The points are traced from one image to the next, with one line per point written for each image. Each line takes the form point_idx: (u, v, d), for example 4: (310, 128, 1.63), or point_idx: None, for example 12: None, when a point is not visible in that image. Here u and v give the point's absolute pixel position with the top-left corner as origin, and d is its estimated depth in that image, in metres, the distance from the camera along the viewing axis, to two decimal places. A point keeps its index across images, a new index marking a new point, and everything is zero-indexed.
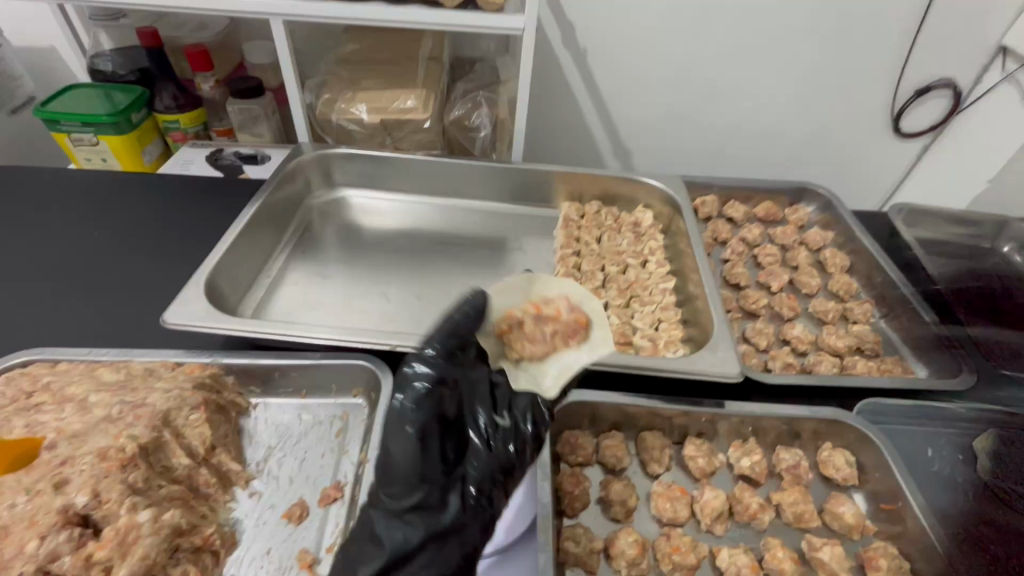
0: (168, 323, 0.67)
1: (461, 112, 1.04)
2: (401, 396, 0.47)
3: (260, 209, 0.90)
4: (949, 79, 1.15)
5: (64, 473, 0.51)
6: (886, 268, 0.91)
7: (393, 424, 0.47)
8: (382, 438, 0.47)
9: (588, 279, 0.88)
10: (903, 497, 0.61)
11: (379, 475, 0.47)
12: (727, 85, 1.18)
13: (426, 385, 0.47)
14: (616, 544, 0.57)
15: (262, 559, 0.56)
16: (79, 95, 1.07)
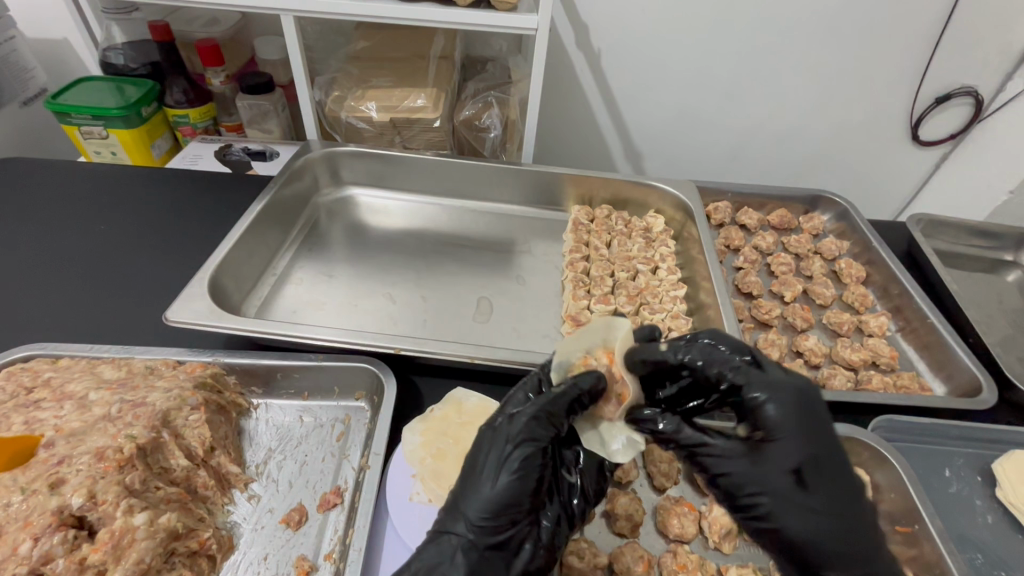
0: (171, 321, 0.67)
1: (471, 112, 1.01)
2: (520, 431, 0.48)
3: (267, 206, 0.89)
4: (970, 88, 1.12)
5: (61, 473, 0.50)
6: (903, 280, 0.88)
7: (503, 453, 0.48)
8: (488, 461, 0.48)
9: (597, 285, 0.86)
10: (921, 520, 0.58)
11: (471, 496, 0.47)
12: (742, 90, 1.16)
13: (542, 429, 0.49)
14: (621, 560, 0.55)
15: (259, 564, 0.55)
16: (90, 88, 1.07)
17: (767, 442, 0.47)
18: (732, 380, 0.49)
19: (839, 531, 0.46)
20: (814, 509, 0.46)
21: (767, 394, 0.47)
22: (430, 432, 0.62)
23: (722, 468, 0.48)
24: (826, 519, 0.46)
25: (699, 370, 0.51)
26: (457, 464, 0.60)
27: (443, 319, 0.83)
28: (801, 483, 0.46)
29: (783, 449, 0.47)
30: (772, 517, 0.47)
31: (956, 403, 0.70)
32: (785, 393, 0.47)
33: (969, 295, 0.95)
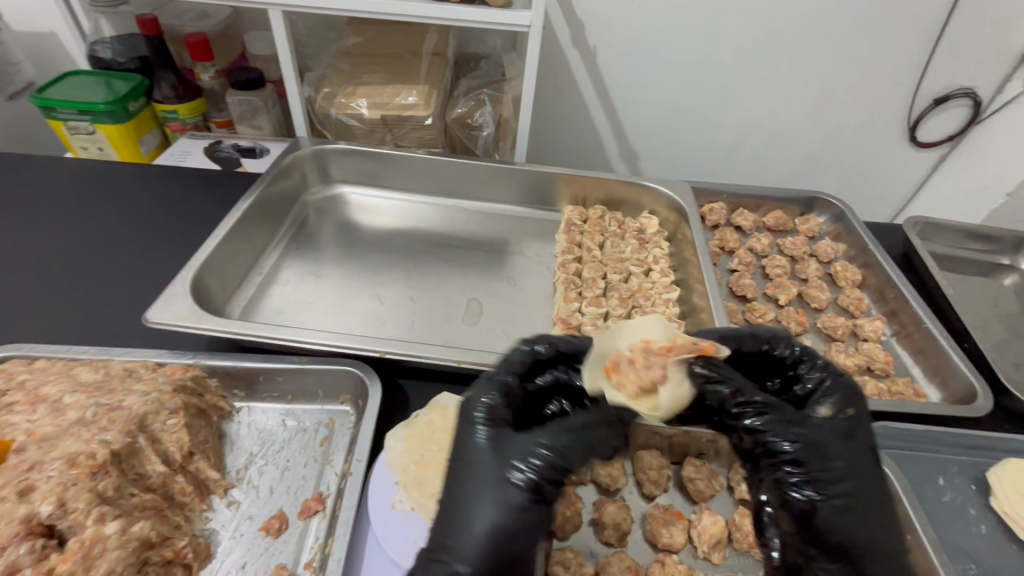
0: (151, 322, 0.65)
1: (463, 110, 0.99)
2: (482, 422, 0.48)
3: (253, 204, 0.87)
4: (969, 88, 1.11)
5: (31, 480, 0.49)
6: (899, 284, 0.87)
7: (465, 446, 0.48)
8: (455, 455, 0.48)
9: (589, 287, 0.85)
10: (914, 530, 0.57)
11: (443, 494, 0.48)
12: (739, 89, 1.14)
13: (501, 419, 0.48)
14: (607, 570, 0.54)
15: (237, 573, 0.54)
16: (76, 83, 1.05)
17: (841, 422, 0.47)
18: (807, 372, 0.52)
19: (880, 520, 0.45)
20: (870, 493, 0.46)
21: (839, 387, 0.50)
22: (414, 437, 0.61)
23: (798, 439, 0.46)
24: (874, 505, 0.46)
25: (794, 358, 0.52)
26: (440, 471, 0.58)
27: (431, 321, 0.82)
28: (866, 467, 0.46)
29: (850, 434, 0.47)
30: (829, 489, 0.45)
31: (951, 410, 0.68)
32: (853, 392, 0.50)
33: (964, 299, 0.94)
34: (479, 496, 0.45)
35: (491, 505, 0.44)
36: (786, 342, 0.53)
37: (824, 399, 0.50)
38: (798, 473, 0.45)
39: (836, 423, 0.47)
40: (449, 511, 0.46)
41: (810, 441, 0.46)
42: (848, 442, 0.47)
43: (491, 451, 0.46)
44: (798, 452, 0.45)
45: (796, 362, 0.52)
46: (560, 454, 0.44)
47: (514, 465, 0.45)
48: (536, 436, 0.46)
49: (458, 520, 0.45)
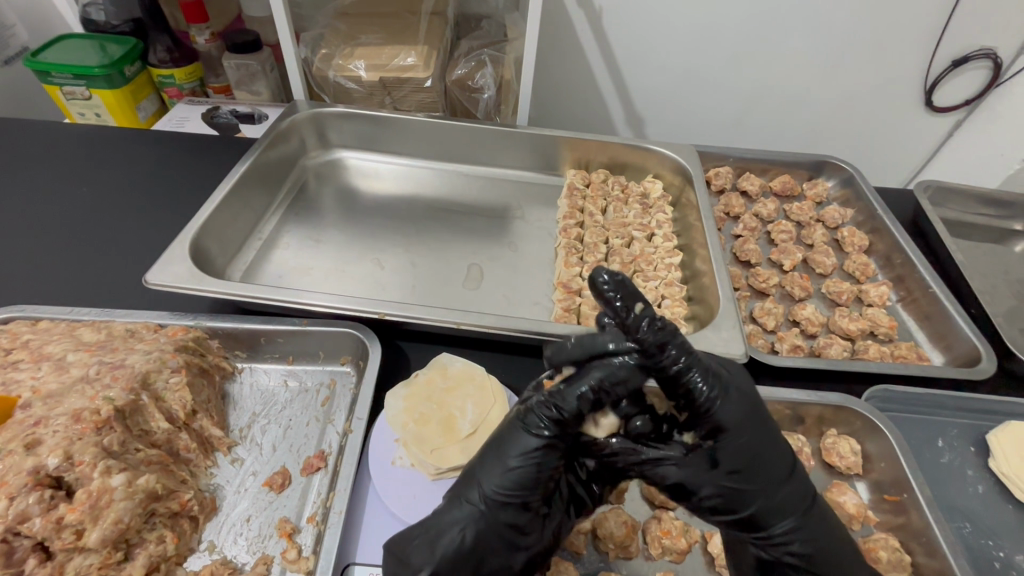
0: (151, 284, 0.65)
1: (464, 71, 0.96)
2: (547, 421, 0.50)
3: (252, 166, 0.86)
4: (989, 50, 1.06)
5: (37, 434, 0.50)
6: (907, 249, 0.85)
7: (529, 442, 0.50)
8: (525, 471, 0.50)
9: (590, 252, 0.84)
10: (910, 489, 0.57)
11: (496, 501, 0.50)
12: (748, 51, 1.11)
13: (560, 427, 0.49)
14: (604, 525, 0.55)
15: (242, 526, 0.55)
16: (70, 46, 1.03)
17: (738, 413, 0.45)
18: (689, 369, 0.44)
19: (771, 462, 0.46)
20: (783, 486, 0.46)
21: (711, 371, 0.44)
22: (414, 397, 0.61)
23: (687, 466, 0.46)
24: (790, 493, 0.46)
25: (645, 346, 0.43)
26: (440, 430, 0.58)
27: (431, 286, 0.81)
28: (774, 456, 0.46)
29: (740, 429, 0.45)
30: (738, 505, 0.46)
31: (952, 373, 0.68)
32: (731, 386, 0.45)
33: (974, 265, 0.92)
34: (468, 523, 0.46)
35: (489, 530, 0.45)
36: (633, 301, 0.42)
37: (714, 398, 0.44)
38: (707, 500, 0.46)
39: (726, 427, 0.45)
40: (432, 544, 0.45)
41: (710, 456, 0.45)
42: (748, 441, 0.45)
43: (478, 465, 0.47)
44: (690, 478, 0.46)
45: (656, 352, 0.43)
46: (549, 459, 0.46)
47: (508, 485, 0.46)
48: (523, 445, 0.46)
49: (457, 549, 0.45)
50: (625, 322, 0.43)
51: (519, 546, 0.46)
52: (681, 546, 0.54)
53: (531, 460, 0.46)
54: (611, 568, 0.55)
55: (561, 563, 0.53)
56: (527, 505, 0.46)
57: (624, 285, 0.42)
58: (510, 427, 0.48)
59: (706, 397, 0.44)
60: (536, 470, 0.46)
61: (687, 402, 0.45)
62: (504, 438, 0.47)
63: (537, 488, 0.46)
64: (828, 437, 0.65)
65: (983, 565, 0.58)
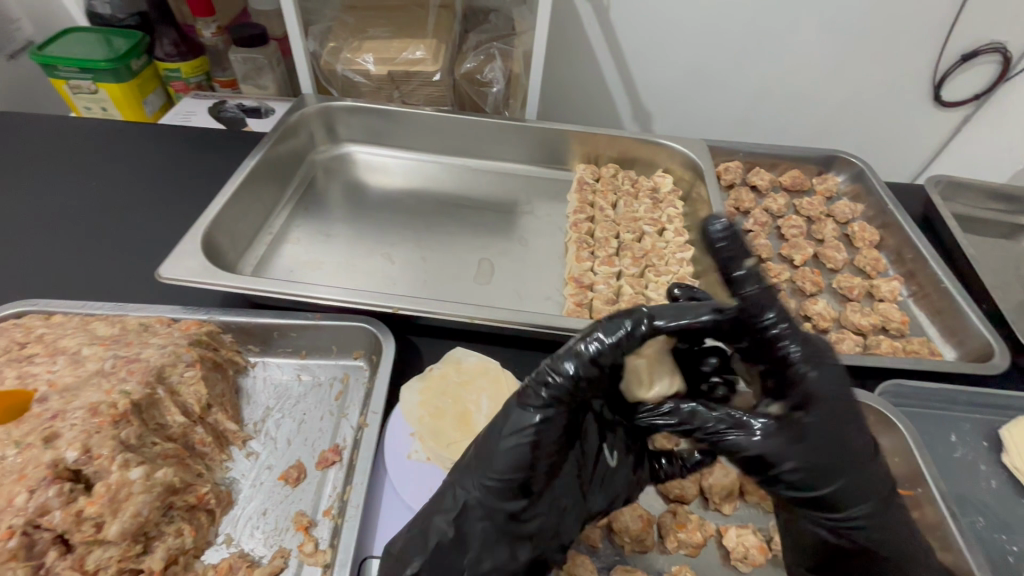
0: (163, 278, 0.65)
1: (472, 65, 0.96)
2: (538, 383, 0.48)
3: (261, 161, 0.86)
4: (999, 44, 1.05)
5: (55, 427, 0.50)
6: (918, 244, 0.85)
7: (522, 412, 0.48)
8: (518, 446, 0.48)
9: (601, 246, 0.84)
10: (924, 483, 0.58)
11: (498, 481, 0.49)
12: (757, 45, 1.10)
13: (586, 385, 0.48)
14: (620, 519, 0.55)
15: (258, 520, 0.56)
16: (75, 40, 1.03)
17: (831, 384, 0.44)
18: (785, 336, 0.44)
19: (857, 442, 0.45)
20: (864, 467, 0.45)
21: (807, 341, 0.45)
22: (429, 390, 0.61)
23: (771, 441, 0.43)
24: (871, 474, 0.45)
25: (748, 300, 0.45)
26: (455, 424, 0.59)
27: (442, 280, 0.81)
28: (857, 434, 0.45)
29: (830, 403, 0.44)
30: (822, 483, 0.44)
31: (966, 368, 0.68)
32: (828, 359, 0.45)
33: (985, 260, 0.91)
34: (473, 507, 0.46)
35: (486, 518, 0.45)
36: (742, 258, 0.46)
37: (805, 365, 0.44)
38: (786, 476, 0.43)
39: (813, 399, 0.44)
40: (424, 539, 0.47)
41: (797, 429, 0.43)
42: (829, 416, 0.44)
43: (481, 448, 0.47)
44: (774, 450, 0.43)
45: (756, 312, 0.45)
46: (546, 436, 0.45)
47: (505, 467, 0.45)
48: (522, 422, 0.45)
49: (449, 540, 0.46)
50: (728, 276, 0.46)
51: (519, 536, 0.46)
52: (696, 540, 0.55)
53: (528, 439, 0.45)
54: (626, 561, 0.55)
55: (578, 555, 0.53)
56: (526, 487, 0.45)
57: (736, 235, 0.46)
58: (509, 406, 0.46)
59: (797, 364, 0.44)
60: (534, 448, 0.45)
61: (779, 368, 0.45)
62: (501, 416, 0.46)
63: (534, 467, 0.45)
64: None
65: (996, 559, 0.58)
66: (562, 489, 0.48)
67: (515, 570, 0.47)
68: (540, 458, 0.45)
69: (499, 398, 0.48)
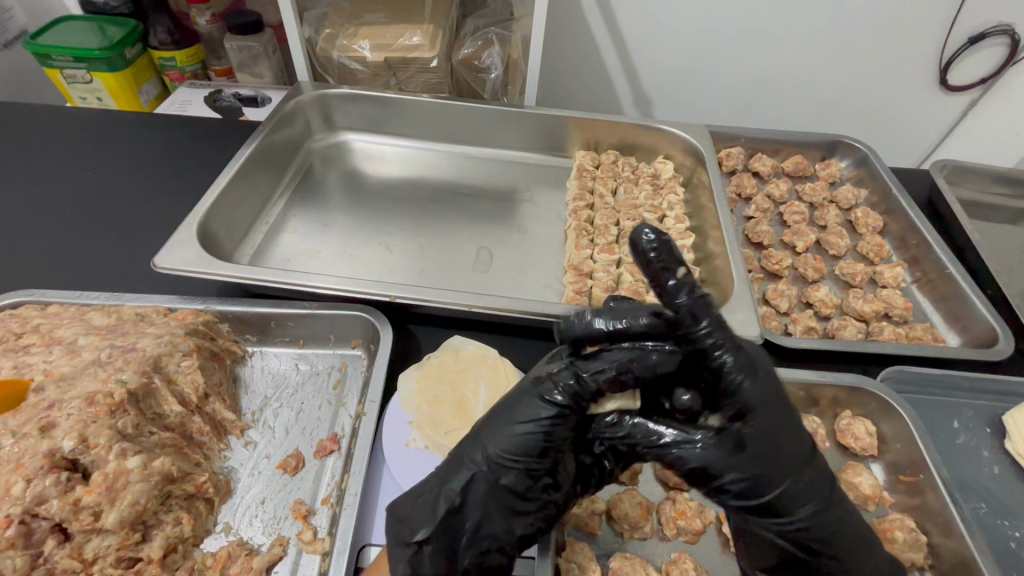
0: (158, 268, 0.65)
1: (470, 50, 0.94)
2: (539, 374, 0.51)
3: (257, 149, 0.85)
4: (1007, 26, 1.03)
5: (52, 417, 0.49)
6: (923, 230, 0.84)
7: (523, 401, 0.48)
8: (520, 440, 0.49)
9: (601, 234, 0.83)
10: (926, 470, 0.57)
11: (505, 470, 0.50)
12: (760, 29, 1.08)
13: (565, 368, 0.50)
14: (619, 506, 0.54)
15: (257, 508, 0.56)
16: (69, 28, 1.01)
17: (770, 392, 0.45)
18: (719, 346, 0.45)
19: (795, 449, 0.45)
20: (806, 467, 0.46)
21: (742, 351, 0.45)
22: (427, 378, 0.61)
23: (712, 449, 0.44)
24: (812, 477, 0.46)
25: (680, 310, 0.46)
26: (453, 412, 0.59)
27: (440, 269, 0.81)
28: (797, 441, 0.45)
29: (766, 413, 0.45)
30: (766, 488, 0.45)
31: (970, 355, 0.67)
32: (763, 370, 0.46)
33: (991, 244, 0.90)
34: (477, 481, 0.46)
35: (488, 490, 0.46)
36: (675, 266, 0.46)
37: (738, 375, 0.45)
38: (731, 486, 0.45)
39: (750, 407, 0.45)
40: (432, 505, 0.46)
41: (735, 440, 0.45)
42: (768, 425, 0.44)
43: (488, 426, 0.47)
44: (714, 461, 0.44)
45: (689, 321, 0.45)
46: (556, 428, 0.46)
47: (514, 448, 0.46)
48: (534, 408, 0.46)
49: (454, 507, 0.45)
50: (660, 284, 0.46)
51: (520, 512, 0.46)
52: (695, 527, 0.54)
53: (540, 426, 0.46)
54: (625, 548, 0.55)
55: (577, 543, 0.53)
56: (532, 473, 0.46)
57: (665, 244, 0.45)
58: (521, 392, 0.48)
59: (730, 374, 0.45)
60: (545, 437, 0.46)
61: (714, 379, 0.46)
62: (515, 401, 0.48)
63: (543, 457, 0.46)
64: (843, 418, 0.64)
65: (998, 544, 0.58)
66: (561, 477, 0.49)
67: (511, 546, 0.46)
68: (550, 447, 0.46)
69: (513, 385, 0.49)
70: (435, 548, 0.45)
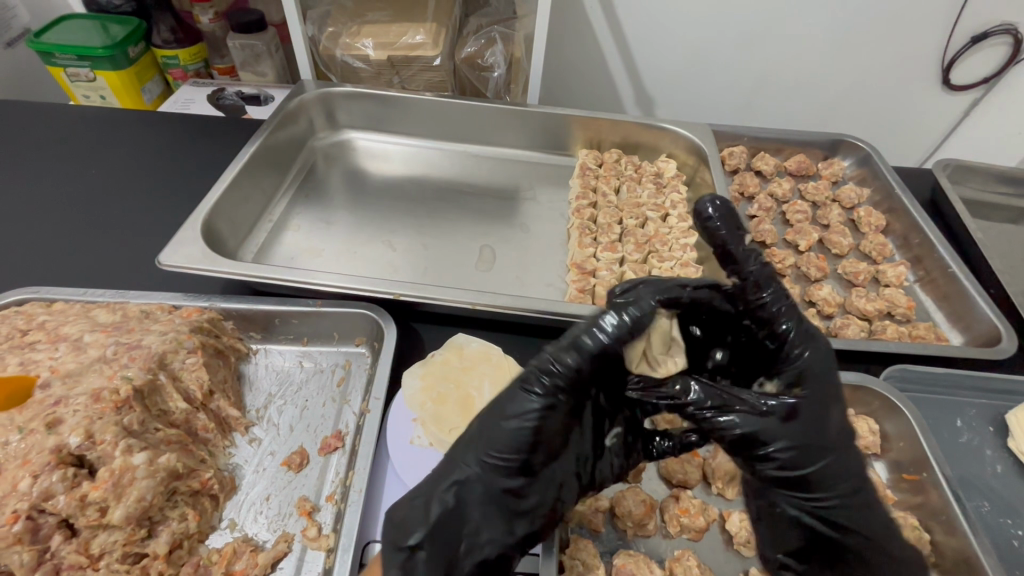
0: (163, 266, 0.65)
1: (473, 49, 0.94)
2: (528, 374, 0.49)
3: (260, 147, 0.85)
4: (1009, 25, 1.03)
5: (58, 413, 0.50)
6: (926, 229, 0.84)
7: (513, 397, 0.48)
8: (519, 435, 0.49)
9: (604, 232, 0.83)
10: (929, 468, 0.57)
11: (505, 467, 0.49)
12: (763, 29, 1.08)
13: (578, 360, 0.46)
14: (622, 504, 0.55)
15: (262, 505, 0.56)
16: (72, 27, 1.02)
17: (822, 363, 0.46)
18: (784, 316, 0.47)
19: (840, 427, 0.46)
20: (846, 449, 0.46)
21: (803, 323, 0.47)
22: (431, 376, 0.61)
23: (764, 416, 0.44)
24: (850, 461, 0.46)
25: (695, 304, 0.48)
26: (457, 409, 0.59)
27: (443, 267, 0.81)
28: (840, 420, 0.46)
29: (819, 384, 0.45)
30: (808, 461, 0.44)
31: (973, 353, 0.67)
32: (820, 339, 0.47)
33: (993, 243, 0.90)
34: (470, 482, 0.46)
35: (484, 491, 0.46)
36: (664, 280, 0.48)
37: (801, 345, 0.46)
38: (776, 454, 0.44)
39: (807, 374, 0.46)
40: (425, 509, 0.46)
41: (788, 411, 0.44)
42: (818, 398, 0.45)
43: (479, 426, 0.47)
44: (763, 426, 0.44)
45: (753, 289, 0.49)
46: (547, 422, 0.46)
47: (503, 446, 0.46)
48: (522, 405, 0.46)
49: (449, 509, 0.46)
50: (679, 286, 0.48)
51: (517, 510, 0.46)
52: (698, 524, 0.55)
53: (529, 421, 0.45)
54: (629, 546, 0.55)
55: (580, 540, 0.53)
56: (525, 469, 0.46)
57: (728, 213, 0.53)
58: (509, 389, 0.48)
59: (791, 343, 0.46)
60: (535, 433, 0.46)
61: (777, 347, 0.47)
62: (504, 399, 0.47)
63: (535, 451, 0.46)
64: (846, 417, 0.64)
65: (1001, 542, 0.58)
66: (560, 470, 0.48)
67: (512, 545, 0.46)
68: (540, 441, 0.46)
69: (504, 382, 0.49)
70: (430, 554, 0.45)
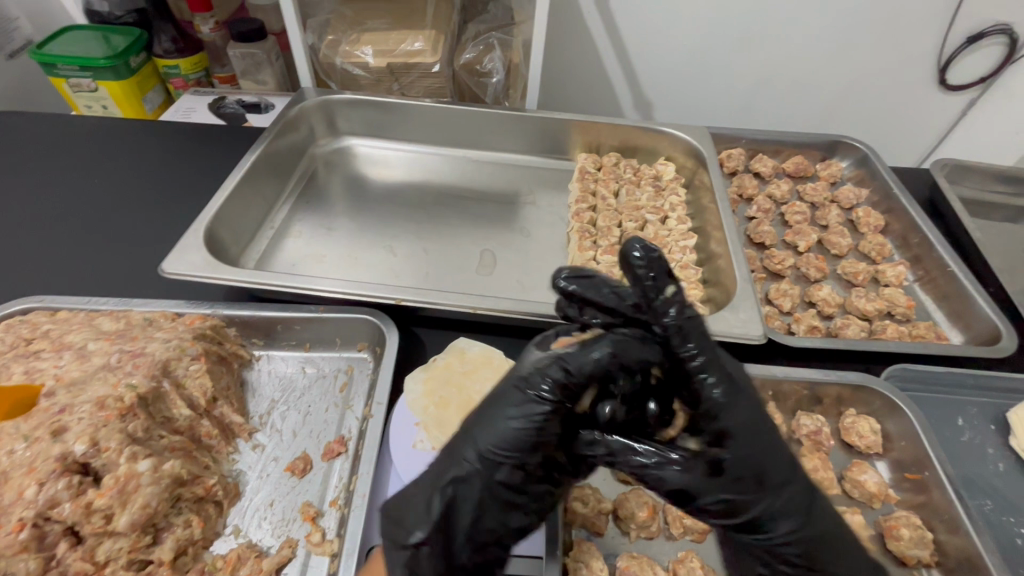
0: (166, 273, 0.65)
1: (472, 55, 0.94)
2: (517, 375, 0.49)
3: (261, 156, 0.86)
4: (1005, 25, 1.03)
5: (63, 421, 0.50)
6: (924, 228, 0.84)
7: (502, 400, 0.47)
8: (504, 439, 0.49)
9: (604, 236, 0.84)
10: (931, 467, 0.57)
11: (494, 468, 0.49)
12: (760, 31, 1.09)
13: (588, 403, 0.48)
14: (626, 506, 0.55)
15: (266, 511, 0.56)
16: (74, 38, 1.03)
17: (746, 416, 0.44)
18: (703, 369, 0.44)
19: (777, 462, 0.45)
20: (786, 486, 0.45)
21: (728, 376, 0.45)
22: (433, 380, 0.62)
23: (688, 474, 0.44)
24: (790, 496, 0.45)
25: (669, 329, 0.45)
26: (459, 413, 0.59)
27: (444, 272, 0.81)
28: (776, 459, 0.45)
29: (747, 436, 0.44)
30: (745, 508, 0.45)
31: (974, 352, 0.67)
32: (743, 389, 0.45)
33: (993, 243, 0.89)
34: (472, 478, 0.46)
35: (486, 487, 0.45)
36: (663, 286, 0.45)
37: (717, 391, 0.44)
38: (713, 506, 0.45)
39: (731, 432, 0.44)
40: (426, 506, 0.46)
41: (713, 463, 0.44)
42: (750, 445, 0.44)
43: (478, 425, 0.47)
44: (694, 484, 0.44)
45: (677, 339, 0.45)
46: (550, 426, 0.45)
47: (507, 444, 0.45)
48: (523, 407, 0.45)
49: (449, 506, 0.45)
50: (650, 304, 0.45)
51: (515, 505, 0.46)
52: (702, 525, 0.55)
53: (534, 423, 0.45)
54: (633, 548, 0.55)
55: (584, 543, 0.53)
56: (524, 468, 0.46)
57: (654, 259, 0.45)
58: (512, 388, 0.46)
59: (709, 389, 0.44)
60: (536, 433, 0.45)
61: (693, 401, 0.45)
62: (505, 399, 0.46)
63: (535, 450, 0.45)
64: (847, 417, 0.64)
65: (1004, 541, 0.58)
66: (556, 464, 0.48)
67: (508, 538, 0.47)
68: (542, 441, 0.45)
69: (501, 381, 0.48)
70: (434, 550, 0.45)
